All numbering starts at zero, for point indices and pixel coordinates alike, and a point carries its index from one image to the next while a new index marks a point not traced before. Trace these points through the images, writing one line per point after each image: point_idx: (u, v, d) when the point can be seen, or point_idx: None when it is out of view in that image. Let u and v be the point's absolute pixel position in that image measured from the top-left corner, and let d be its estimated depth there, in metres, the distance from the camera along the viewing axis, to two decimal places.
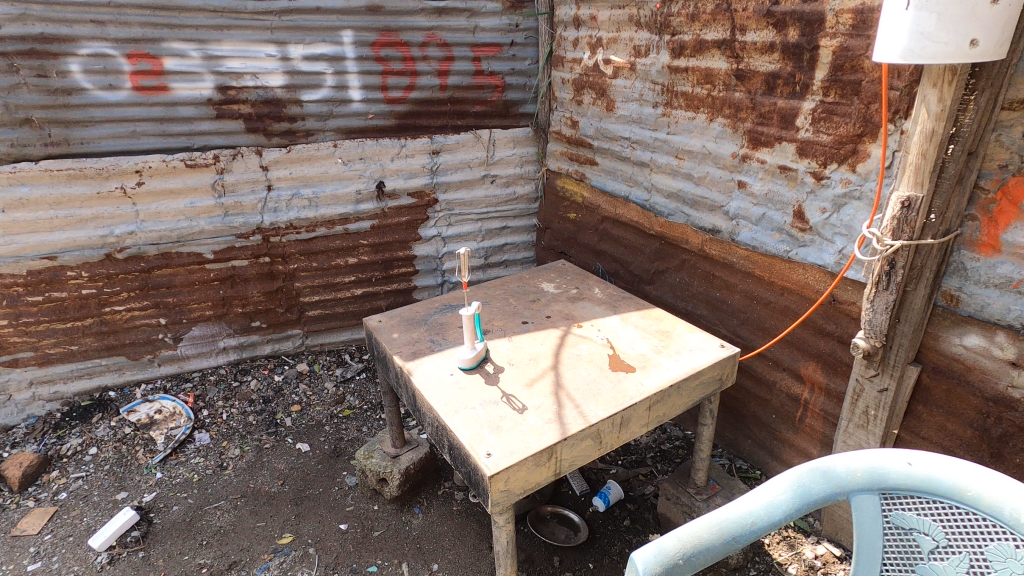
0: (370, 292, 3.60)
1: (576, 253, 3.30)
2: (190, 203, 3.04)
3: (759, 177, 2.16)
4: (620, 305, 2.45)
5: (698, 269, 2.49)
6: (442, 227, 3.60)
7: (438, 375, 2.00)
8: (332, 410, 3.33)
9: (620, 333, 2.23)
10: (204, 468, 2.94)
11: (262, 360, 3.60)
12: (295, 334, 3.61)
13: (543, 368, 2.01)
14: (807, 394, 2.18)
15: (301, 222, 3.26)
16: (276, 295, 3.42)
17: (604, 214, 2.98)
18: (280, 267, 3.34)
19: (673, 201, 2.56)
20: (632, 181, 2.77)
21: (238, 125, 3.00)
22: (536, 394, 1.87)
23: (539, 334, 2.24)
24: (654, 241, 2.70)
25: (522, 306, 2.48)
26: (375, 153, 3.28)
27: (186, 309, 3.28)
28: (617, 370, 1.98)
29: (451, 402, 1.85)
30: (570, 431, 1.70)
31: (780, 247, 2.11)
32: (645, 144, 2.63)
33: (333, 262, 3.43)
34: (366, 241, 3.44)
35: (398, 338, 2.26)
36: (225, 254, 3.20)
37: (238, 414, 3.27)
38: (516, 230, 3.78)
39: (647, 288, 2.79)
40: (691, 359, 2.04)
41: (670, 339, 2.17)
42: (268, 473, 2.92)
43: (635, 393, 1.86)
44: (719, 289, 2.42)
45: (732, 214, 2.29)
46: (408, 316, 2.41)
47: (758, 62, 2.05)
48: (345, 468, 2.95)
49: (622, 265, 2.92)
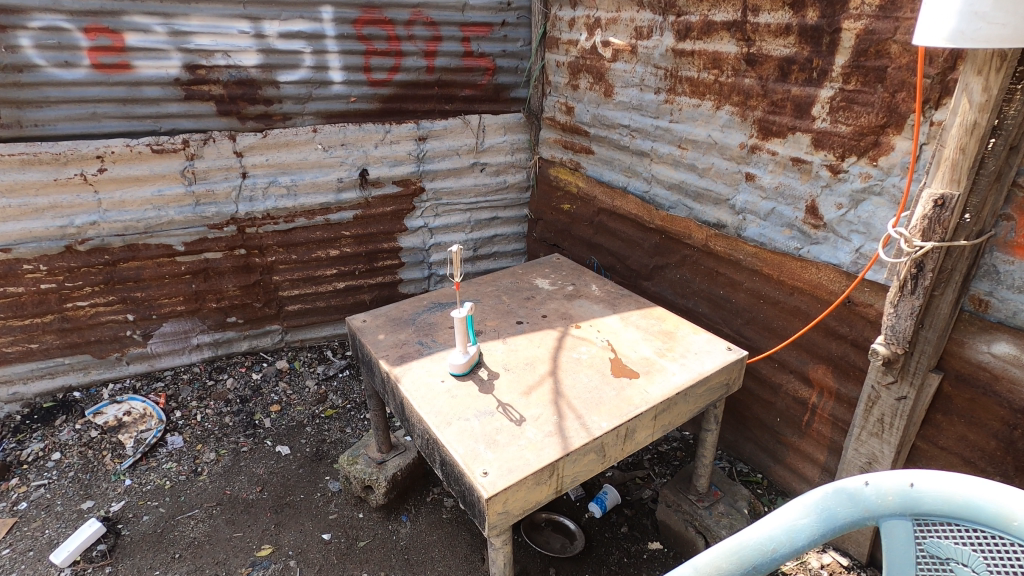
0: (353, 286, 3.43)
1: (569, 246, 3.16)
2: (158, 191, 2.83)
3: (768, 170, 2.04)
4: (619, 304, 2.33)
5: (701, 266, 2.37)
6: (429, 218, 3.43)
7: (428, 383, 1.86)
8: (314, 410, 3.19)
9: (621, 334, 2.10)
10: (177, 475, 2.79)
11: (239, 357, 3.41)
12: (274, 330, 3.43)
13: (540, 374, 1.88)
14: (815, 398, 2.09)
15: (278, 212, 3.07)
16: (253, 288, 3.22)
17: (600, 205, 2.84)
18: (257, 259, 3.15)
19: (674, 193, 2.43)
20: (631, 172, 2.63)
21: (209, 107, 2.79)
22: (534, 403, 1.73)
23: (535, 336, 2.11)
24: (654, 235, 2.57)
25: (515, 305, 2.33)
26: (358, 139, 3.09)
27: (155, 304, 3.08)
28: (620, 377, 1.86)
29: (442, 414, 1.71)
30: (572, 446, 1.57)
31: (791, 244, 2.00)
32: (646, 133, 2.49)
33: (314, 254, 3.24)
34: (349, 232, 3.26)
35: (383, 340, 2.11)
36: (196, 246, 3.00)
37: (213, 414, 3.11)
38: (506, 221, 3.62)
39: (646, 284, 2.67)
40: (697, 364, 1.92)
41: (674, 341, 2.05)
42: (246, 478, 2.78)
43: (641, 401, 1.74)
44: (722, 286, 2.30)
45: (739, 209, 2.17)
46: (394, 315, 2.26)
47: (771, 46, 1.91)
48: (329, 472, 2.81)
49: (620, 259, 2.79)
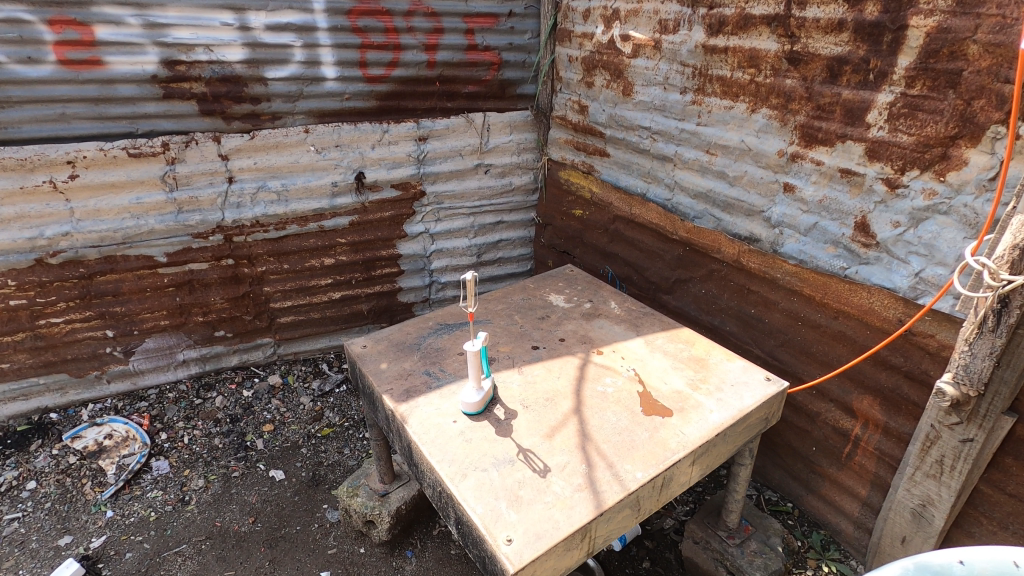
0: (349, 297, 3.22)
1: (581, 254, 2.97)
2: (136, 199, 2.60)
3: (811, 181, 1.85)
4: (642, 324, 2.14)
5: (730, 282, 2.19)
6: (430, 223, 3.22)
7: (437, 424, 1.66)
8: (310, 430, 3.01)
9: (648, 361, 1.92)
10: (163, 505, 2.59)
11: (228, 373, 3.21)
12: (266, 343, 3.22)
13: (563, 413, 1.69)
14: (858, 429, 1.92)
15: (268, 219, 2.85)
16: (242, 300, 3.01)
17: (616, 212, 2.64)
18: (246, 269, 2.93)
19: (701, 202, 2.24)
20: (651, 178, 2.43)
21: (191, 106, 2.55)
22: (559, 449, 1.55)
23: (553, 364, 1.92)
24: (676, 247, 2.38)
25: (529, 326, 2.14)
26: (354, 139, 2.87)
27: (137, 319, 2.86)
28: (651, 415, 1.67)
29: (456, 463, 1.52)
30: (606, 504, 1.39)
31: (836, 263, 1.82)
32: (670, 136, 2.29)
33: (307, 263, 3.03)
34: (344, 240, 3.04)
35: (386, 369, 1.91)
36: (180, 256, 2.78)
37: (202, 436, 2.91)
38: (512, 224, 3.42)
39: (666, 298, 2.49)
40: (734, 399, 1.74)
41: (707, 371, 1.87)
42: (238, 508, 2.60)
43: (677, 446, 1.56)
44: (754, 305, 2.13)
45: (775, 223, 1.98)
46: (397, 339, 2.06)
47: (819, 44, 1.71)
48: (327, 500, 2.64)
49: (637, 270, 2.61)
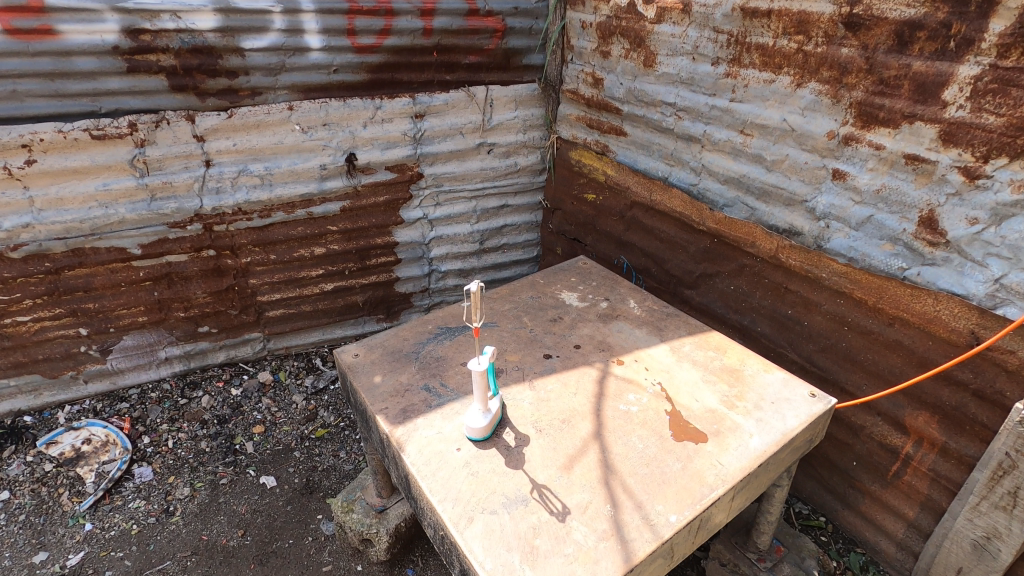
0: (342, 288, 2.99)
1: (593, 242, 2.73)
2: (103, 185, 2.36)
3: (867, 168, 1.60)
4: (666, 327, 1.92)
5: (764, 279, 1.96)
6: (428, 207, 2.97)
7: (439, 452, 1.45)
8: (303, 431, 2.82)
9: (675, 374, 1.70)
10: (145, 517, 2.42)
11: (215, 370, 3.01)
12: (254, 338, 3.01)
13: (582, 438, 1.48)
14: (909, 447, 1.72)
15: (251, 206, 2.61)
16: (226, 294, 2.78)
17: (634, 198, 2.39)
18: (229, 260, 2.70)
19: (732, 188, 2.00)
20: (674, 160, 2.18)
21: (159, 81, 2.28)
22: (578, 485, 1.35)
23: (568, 377, 1.70)
24: (702, 238, 2.14)
25: (540, 329, 1.92)
26: (343, 117, 2.60)
27: (112, 316, 2.64)
28: (683, 441, 1.46)
29: (461, 503, 1.32)
30: (637, 557, 1.19)
31: (893, 263, 1.59)
32: (698, 113, 2.03)
33: (296, 254, 2.79)
34: (336, 227, 2.80)
35: (381, 384, 1.70)
36: (155, 248, 2.54)
37: (187, 439, 2.72)
38: (517, 208, 3.18)
39: (689, 293, 2.27)
40: (776, 421, 1.53)
41: (742, 385, 1.65)
42: (226, 519, 2.43)
43: (715, 480, 1.36)
44: (792, 305, 1.90)
45: (820, 215, 1.75)
46: (392, 348, 1.84)
47: (887, 5, 1.44)
48: (321, 509, 2.47)
49: (656, 262, 2.37)
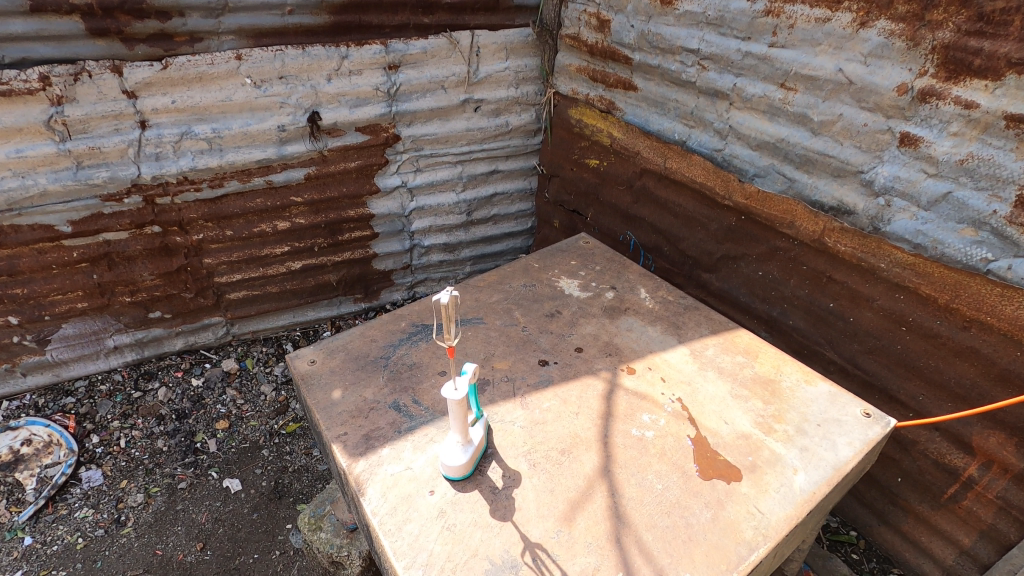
0: (313, 266, 2.66)
1: (595, 215, 2.39)
2: (17, 151, 1.98)
3: (948, 132, 1.28)
4: (684, 324, 1.61)
5: (802, 265, 1.64)
6: (407, 174, 2.61)
7: (407, 496, 1.16)
8: (272, 426, 2.55)
9: (698, 387, 1.40)
10: (93, 529, 2.15)
11: (173, 359, 2.70)
12: (215, 323, 2.69)
13: (587, 475, 1.19)
14: (973, 470, 1.45)
15: (199, 175, 2.24)
16: (178, 275, 2.44)
17: (644, 164, 2.04)
18: (178, 238, 2.35)
19: (765, 154, 1.67)
20: (695, 120, 1.83)
21: (73, 24, 1.87)
22: (583, 545, 1.06)
23: (567, 390, 1.40)
24: (726, 215, 1.81)
25: (534, 327, 1.61)
26: (303, 69, 2.21)
27: (46, 302, 2.31)
28: (712, 481, 1.18)
29: (433, 570, 1.03)
30: None
31: (974, 253, 1.28)
32: (727, 62, 1.67)
33: (255, 229, 2.44)
34: (300, 198, 2.44)
35: (340, 401, 1.39)
36: (89, 224, 2.19)
37: (142, 438, 2.44)
38: (508, 174, 2.82)
39: (707, 277, 1.96)
40: (825, 450, 1.24)
41: (780, 402, 1.35)
42: (184, 530, 2.17)
43: (755, 536, 1.08)
44: (835, 298, 1.60)
45: (879, 190, 1.42)
46: (356, 353, 1.53)
47: None
48: (290, 518, 2.22)
49: (669, 240, 2.05)
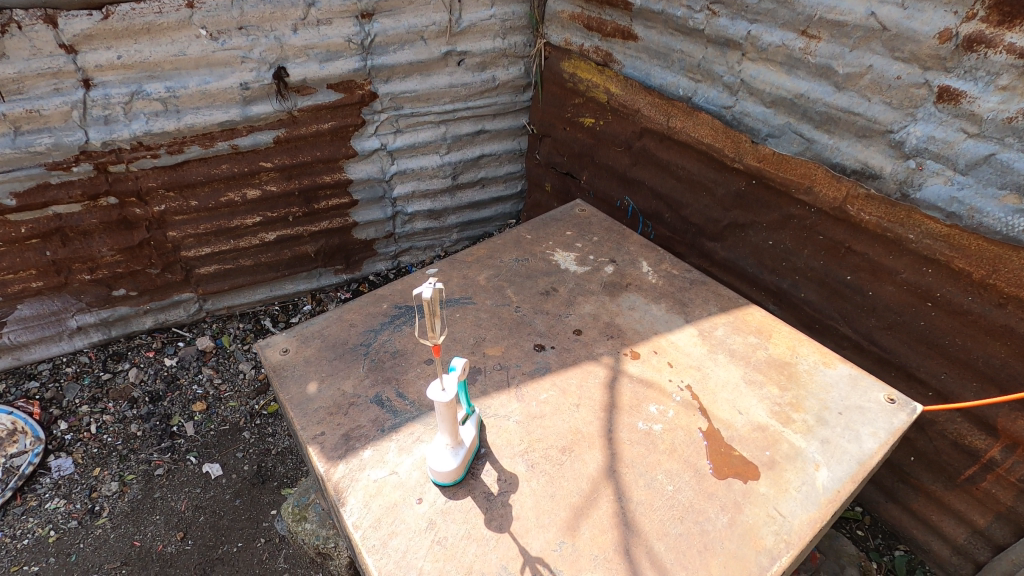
0: (288, 237, 2.48)
1: (590, 178, 2.23)
2: None
3: (996, 86, 1.13)
4: (691, 300, 1.49)
5: (819, 235, 1.51)
6: (387, 135, 2.41)
7: (393, 505, 1.04)
8: (252, 407, 2.42)
9: (708, 373, 1.29)
10: (66, 520, 2.04)
11: (143, 338, 2.54)
12: (187, 299, 2.52)
13: (591, 477, 1.08)
14: (995, 452, 1.37)
15: (155, 139, 2.03)
16: (141, 249, 2.26)
17: (644, 123, 1.87)
18: (138, 209, 2.15)
19: (781, 112, 1.51)
20: (702, 74, 1.66)
21: None
22: (589, 559, 0.96)
23: (566, 378, 1.28)
24: (735, 179, 1.66)
25: (528, 307, 1.47)
26: (265, 18, 1.97)
27: None
28: (728, 480, 1.08)
29: None
30: None
31: (1016, 223, 1.16)
32: (741, 6, 1.49)
33: (223, 198, 2.25)
34: (270, 164, 2.24)
35: (317, 395, 1.26)
36: (35, 196, 1.99)
37: (114, 422, 2.30)
38: (496, 134, 2.62)
39: (712, 246, 1.82)
40: (848, 443, 1.14)
41: (797, 388, 1.25)
42: (163, 520, 2.06)
43: (776, 543, 0.98)
44: (853, 270, 1.48)
45: (910, 152, 1.28)
46: (333, 340, 1.39)
47: None
48: (275, 504, 2.13)
49: (670, 206, 1.90)
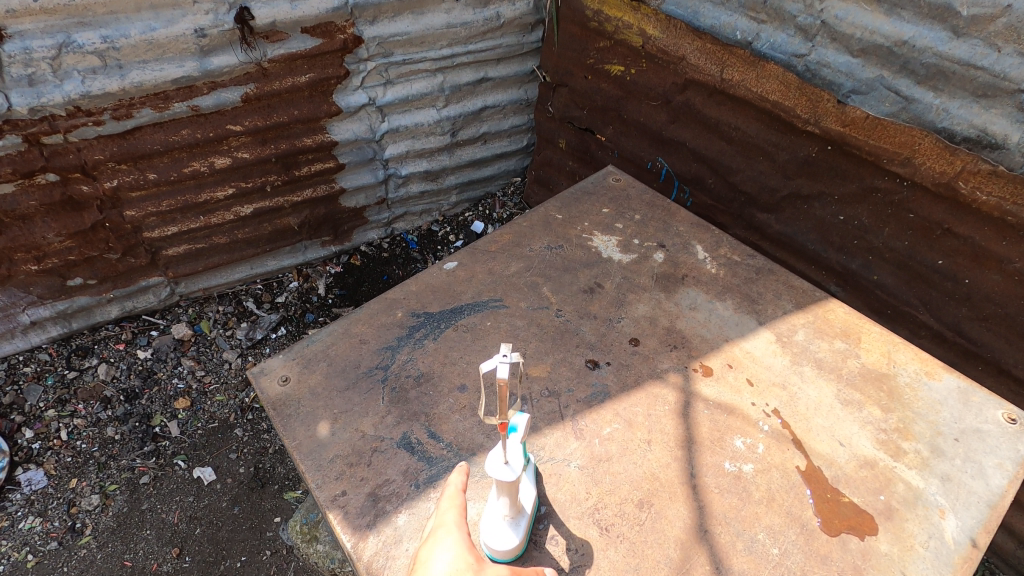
0: (267, 210, 2.16)
1: (615, 135, 1.94)
2: None
3: None
4: (761, 295, 1.27)
5: (910, 213, 1.28)
6: (375, 87, 2.07)
7: None
8: (242, 400, 2.18)
9: (796, 393, 1.08)
10: (44, 542, 1.83)
11: (110, 328, 2.25)
12: (156, 283, 2.22)
13: (681, 543, 0.89)
14: None
15: (96, 103, 1.67)
16: (95, 232, 1.94)
17: (688, 73, 1.58)
18: (85, 187, 1.81)
19: (872, 62, 1.25)
20: (770, 12, 1.38)
21: None
22: None
23: (630, 405, 1.07)
24: (803, 143, 1.40)
25: (572, 311, 1.24)
26: None
27: None
28: (843, 538, 0.90)
29: None
30: None
31: None
32: None
33: (187, 169, 1.91)
34: (241, 126, 1.89)
35: (330, 441, 1.03)
36: None
37: (87, 427, 2.05)
38: (499, 82, 2.29)
39: (766, 219, 1.58)
40: (972, 479, 0.97)
41: (902, 408, 1.06)
42: (155, 535, 1.87)
43: None
44: (950, 255, 1.26)
45: None
46: (341, 364, 1.15)
47: None
48: (278, 511, 1.95)
49: (716, 171, 1.64)
